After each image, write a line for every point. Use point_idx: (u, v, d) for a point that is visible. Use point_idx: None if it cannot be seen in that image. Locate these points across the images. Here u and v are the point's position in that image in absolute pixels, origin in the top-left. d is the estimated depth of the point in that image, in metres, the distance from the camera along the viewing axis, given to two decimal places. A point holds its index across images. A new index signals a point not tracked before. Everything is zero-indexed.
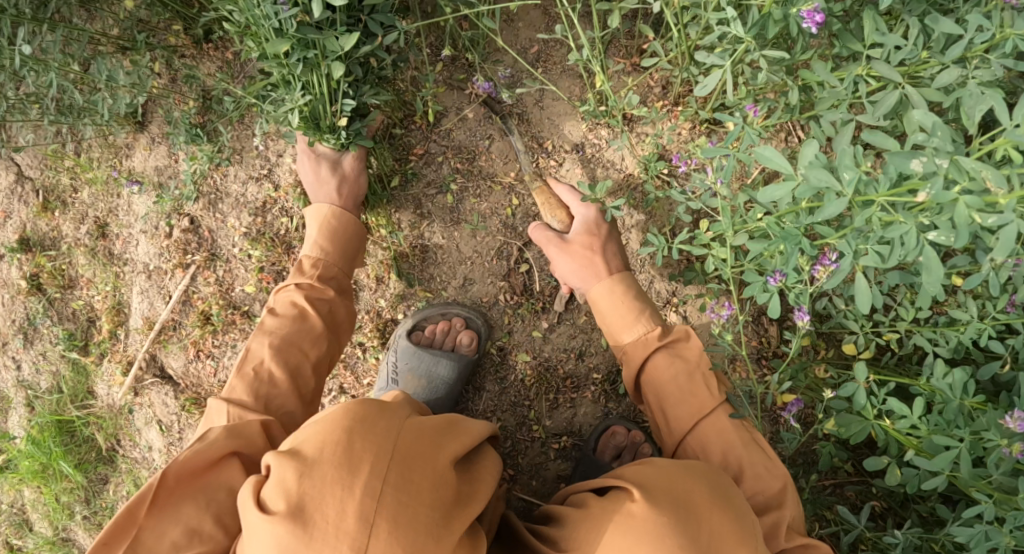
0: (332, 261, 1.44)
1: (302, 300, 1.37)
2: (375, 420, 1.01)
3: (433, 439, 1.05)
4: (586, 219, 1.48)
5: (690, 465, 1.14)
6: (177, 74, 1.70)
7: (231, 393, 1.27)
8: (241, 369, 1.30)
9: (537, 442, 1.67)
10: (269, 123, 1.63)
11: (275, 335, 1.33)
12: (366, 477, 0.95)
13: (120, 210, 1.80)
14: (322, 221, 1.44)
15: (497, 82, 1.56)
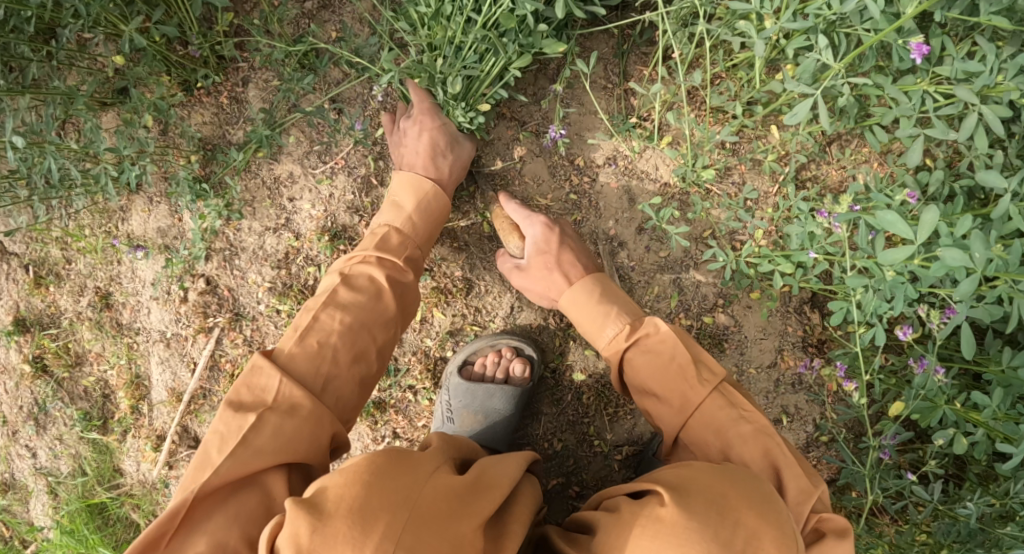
0: (415, 241, 1.37)
1: (383, 278, 1.28)
2: (399, 477, 0.93)
3: (456, 499, 0.97)
4: (537, 240, 1.43)
5: (729, 471, 1.02)
6: (170, 126, 1.56)
7: (287, 360, 1.15)
8: (303, 335, 1.18)
9: (600, 456, 1.66)
10: (286, 171, 1.55)
11: (349, 312, 1.22)
12: (379, 538, 0.87)
13: (123, 277, 1.68)
14: (420, 195, 1.38)
15: (522, 105, 1.54)
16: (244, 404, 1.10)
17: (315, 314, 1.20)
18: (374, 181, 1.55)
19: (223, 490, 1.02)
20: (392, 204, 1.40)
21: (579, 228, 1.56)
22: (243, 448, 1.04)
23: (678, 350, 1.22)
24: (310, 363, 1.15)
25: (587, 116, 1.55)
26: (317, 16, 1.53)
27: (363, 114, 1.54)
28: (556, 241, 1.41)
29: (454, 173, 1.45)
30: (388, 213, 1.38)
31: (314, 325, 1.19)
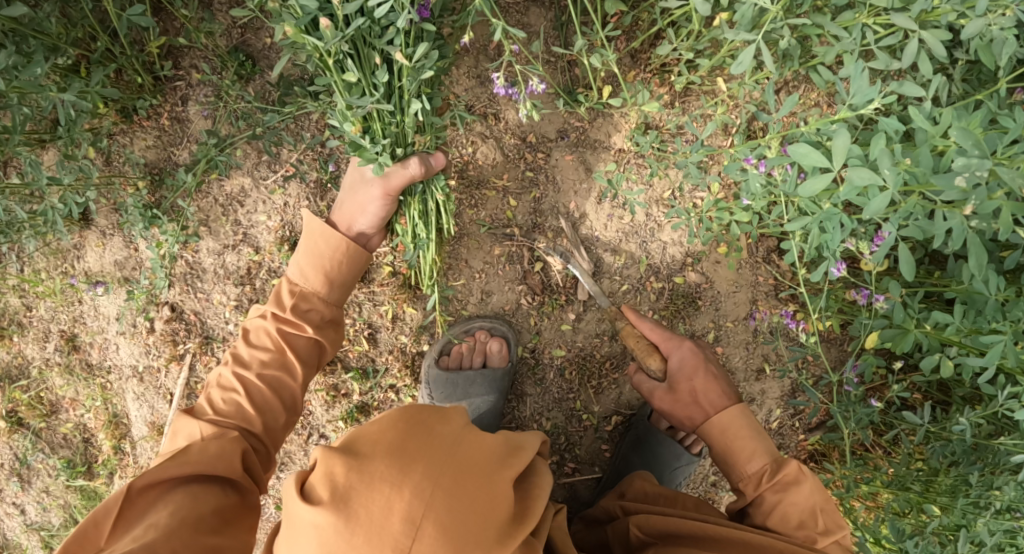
0: (315, 291, 1.37)
1: (277, 333, 1.33)
2: (436, 430, 1.04)
3: (496, 453, 1.06)
4: (684, 357, 1.44)
5: None
6: (113, 156, 1.53)
7: (199, 412, 1.28)
8: (212, 392, 1.30)
9: (591, 429, 1.67)
10: (238, 186, 1.54)
11: (252, 366, 1.31)
12: (417, 480, 0.97)
13: (87, 316, 1.65)
14: (314, 242, 1.39)
15: (467, 90, 1.52)
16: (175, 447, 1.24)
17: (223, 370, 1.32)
18: (328, 184, 1.53)
19: (155, 491, 1.13)
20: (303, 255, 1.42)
21: (539, 206, 1.56)
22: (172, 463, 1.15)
23: (815, 499, 1.28)
24: (218, 416, 1.26)
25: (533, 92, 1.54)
26: (249, 26, 1.50)
27: (307, 119, 1.52)
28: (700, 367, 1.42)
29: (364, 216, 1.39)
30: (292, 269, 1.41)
31: (223, 381, 1.31)
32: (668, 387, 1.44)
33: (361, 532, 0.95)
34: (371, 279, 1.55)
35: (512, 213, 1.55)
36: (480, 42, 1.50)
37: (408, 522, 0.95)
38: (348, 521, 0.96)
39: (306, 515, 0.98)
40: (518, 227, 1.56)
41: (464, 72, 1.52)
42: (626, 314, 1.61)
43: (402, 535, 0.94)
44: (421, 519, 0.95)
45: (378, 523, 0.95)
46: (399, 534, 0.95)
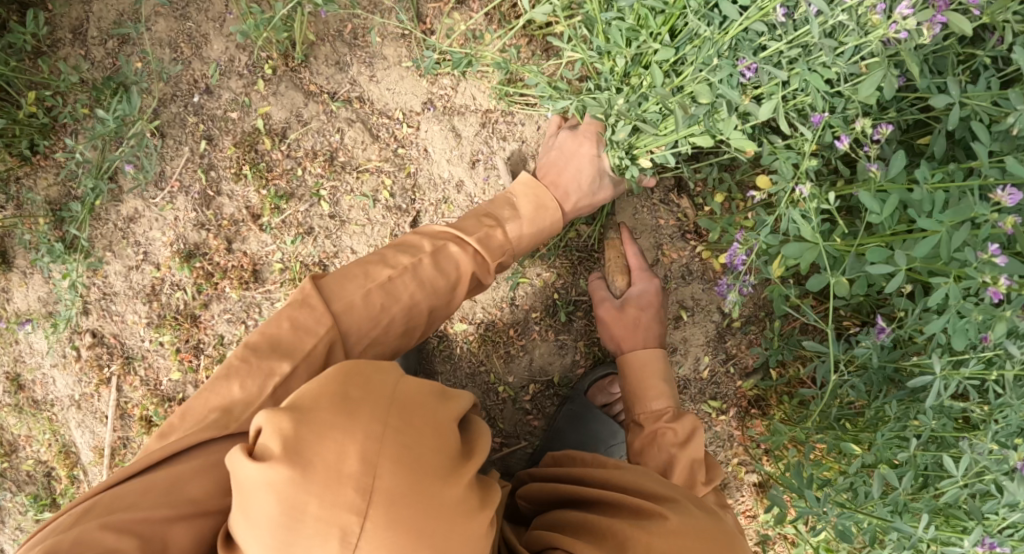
0: (514, 252, 1.36)
1: (467, 269, 1.25)
2: (374, 373, 0.91)
3: (437, 391, 0.94)
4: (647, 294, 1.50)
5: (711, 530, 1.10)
6: (20, 200, 1.62)
7: (348, 305, 1.13)
8: (368, 289, 1.16)
9: (509, 401, 1.64)
10: (133, 209, 1.62)
11: (422, 289, 1.20)
12: (366, 420, 0.85)
13: (24, 354, 1.73)
14: (539, 197, 1.41)
15: (326, 77, 1.55)
16: (282, 343, 1.07)
17: (394, 275, 1.18)
18: (210, 193, 1.59)
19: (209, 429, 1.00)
20: (510, 202, 1.41)
21: (414, 180, 1.56)
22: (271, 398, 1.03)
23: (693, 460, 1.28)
24: (364, 320, 1.14)
25: (390, 68, 1.55)
26: (120, 53, 1.57)
27: (184, 134, 1.58)
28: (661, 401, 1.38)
29: (578, 209, 1.47)
30: (506, 209, 1.39)
31: (391, 286, 1.17)
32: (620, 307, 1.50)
33: (320, 482, 0.82)
34: (265, 279, 1.59)
35: (388, 190, 1.56)
36: (331, 28, 1.53)
37: (366, 462, 0.82)
38: (304, 474, 0.82)
39: (256, 475, 0.82)
40: (398, 205, 1.56)
41: (322, 60, 1.55)
42: (521, 276, 1.60)
43: (361, 476, 0.82)
44: (378, 456, 0.83)
45: (333, 470, 0.82)
46: (357, 478, 0.82)
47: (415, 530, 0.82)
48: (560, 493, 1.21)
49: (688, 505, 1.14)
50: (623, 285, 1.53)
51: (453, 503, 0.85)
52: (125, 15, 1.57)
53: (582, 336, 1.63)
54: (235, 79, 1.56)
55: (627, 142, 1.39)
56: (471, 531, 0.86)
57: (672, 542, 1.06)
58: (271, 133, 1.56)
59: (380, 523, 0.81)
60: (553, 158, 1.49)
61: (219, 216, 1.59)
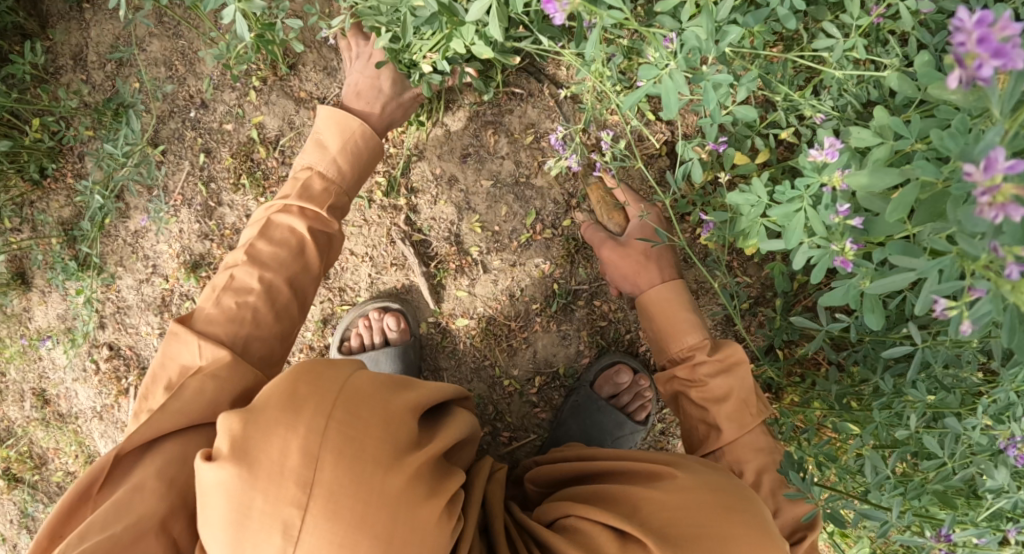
0: (343, 187, 1.34)
1: (302, 227, 1.26)
2: (325, 370, 0.93)
3: (390, 383, 0.95)
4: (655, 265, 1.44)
5: (731, 487, 1.08)
6: (35, 222, 1.68)
7: (207, 324, 1.16)
8: (219, 298, 1.18)
9: (516, 394, 1.65)
10: (138, 223, 1.66)
11: (269, 268, 1.22)
12: (310, 415, 0.87)
13: (48, 370, 1.80)
14: (347, 135, 1.35)
15: (314, 82, 1.58)
16: (173, 378, 1.12)
17: (233, 273, 1.20)
18: (212, 204, 1.62)
19: (137, 450, 1.03)
20: (317, 142, 1.35)
21: (408, 178, 1.58)
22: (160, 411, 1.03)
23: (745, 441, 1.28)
24: (229, 322, 1.16)
25: None
26: (118, 75, 1.62)
27: (182, 148, 1.62)
28: (764, 447, 1.29)
29: (389, 114, 1.43)
30: (315, 154, 1.35)
31: (236, 283, 1.20)
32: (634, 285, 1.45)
33: (265, 477, 0.84)
34: None
35: (381, 190, 1.58)
36: (315, 34, 1.55)
37: (307, 457, 0.85)
38: (249, 472, 0.85)
39: (208, 475, 0.86)
40: (392, 203, 1.59)
41: (310, 67, 1.57)
42: (520, 269, 1.59)
43: (303, 470, 0.84)
44: (318, 450, 0.85)
45: (276, 466, 0.85)
46: (298, 472, 0.84)
47: (356, 521, 0.84)
48: (561, 475, 1.22)
49: (693, 463, 1.15)
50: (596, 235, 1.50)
51: (397, 492, 0.86)
52: (121, 38, 1.62)
53: (585, 326, 1.61)
54: (228, 92, 1.59)
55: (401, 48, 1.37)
56: (417, 517, 0.86)
57: (682, 498, 1.06)
58: (265, 142, 1.59)
59: (320, 517, 0.83)
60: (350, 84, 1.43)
61: (222, 225, 1.63)
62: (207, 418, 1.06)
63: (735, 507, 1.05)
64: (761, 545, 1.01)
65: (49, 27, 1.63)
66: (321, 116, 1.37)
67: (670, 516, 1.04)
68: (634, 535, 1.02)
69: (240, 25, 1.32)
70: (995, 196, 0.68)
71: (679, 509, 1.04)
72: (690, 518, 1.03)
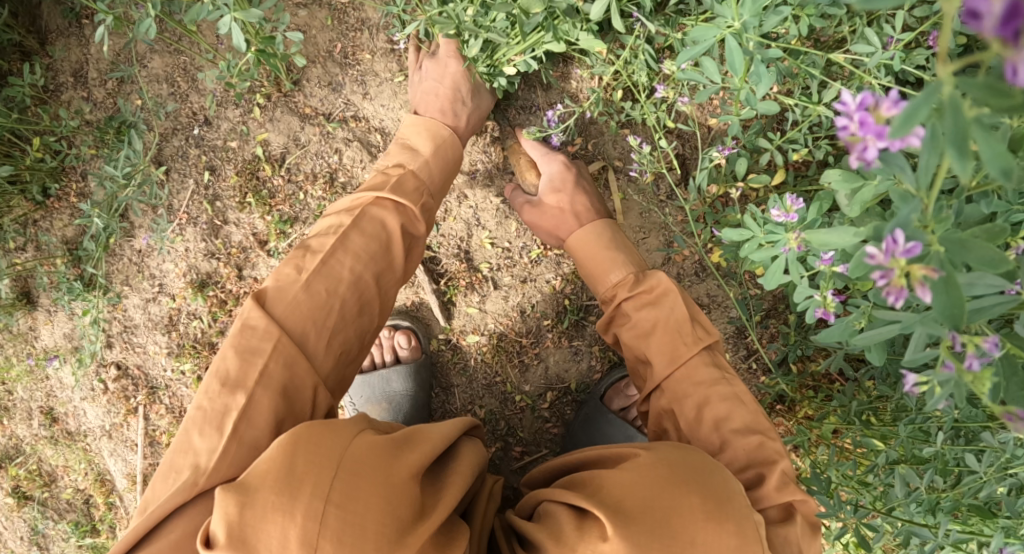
0: (430, 192, 1.32)
1: (394, 225, 1.21)
2: (322, 441, 0.90)
3: (386, 452, 0.93)
4: (552, 174, 1.44)
5: (698, 466, 1.01)
6: (39, 241, 1.66)
7: (290, 312, 1.09)
8: (308, 285, 1.11)
9: (528, 409, 1.63)
10: (144, 242, 1.64)
11: (360, 259, 1.16)
12: (307, 498, 0.83)
13: (56, 388, 1.78)
14: (435, 139, 1.36)
15: (319, 97, 1.55)
16: (237, 373, 1.03)
17: (325, 257, 1.14)
18: (218, 223, 1.61)
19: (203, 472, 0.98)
20: (405, 146, 1.36)
21: None
22: (231, 437, 0.98)
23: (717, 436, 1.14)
24: (316, 314, 1.10)
25: (383, 84, 1.54)
26: (119, 93, 1.60)
27: (187, 166, 1.60)
28: (727, 394, 1.17)
29: (472, 123, 1.43)
30: (404, 155, 1.34)
31: (325, 269, 1.13)
32: (535, 204, 1.44)
33: None
34: None
35: None
36: (320, 50, 1.53)
37: (306, 546, 0.81)
38: None
39: None
40: None
41: (315, 82, 1.55)
42: (532, 285, 1.57)
43: None
44: (318, 536, 0.82)
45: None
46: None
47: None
48: (555, 469, 1.18)
49: (664, 444, 1.08)
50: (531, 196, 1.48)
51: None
52: (121, 55, 1.59)
53: (596, 341, 1.60)
54: (231, 109, 1.57)
55: (485, 54, 1.37)
56: None
57: (637, 476, 1.00)
58: (271, 160, 1.57)
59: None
60: (425, 87, 1.41)
61: (228, 244, 1.61)
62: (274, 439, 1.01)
63: (688, 479, 0.98)
64: (711, 513, 0.94)
65: (49, 44, 1.60)
66: (407, 123, 1.39)
67: (622, 494, 0.98)
68: (590, 511, 0.97)
69: (235, 35, 1.22)
70: (891, 280, 0.64)
71: (633, 486, 0.99)
72: (641, 494, 0.97)
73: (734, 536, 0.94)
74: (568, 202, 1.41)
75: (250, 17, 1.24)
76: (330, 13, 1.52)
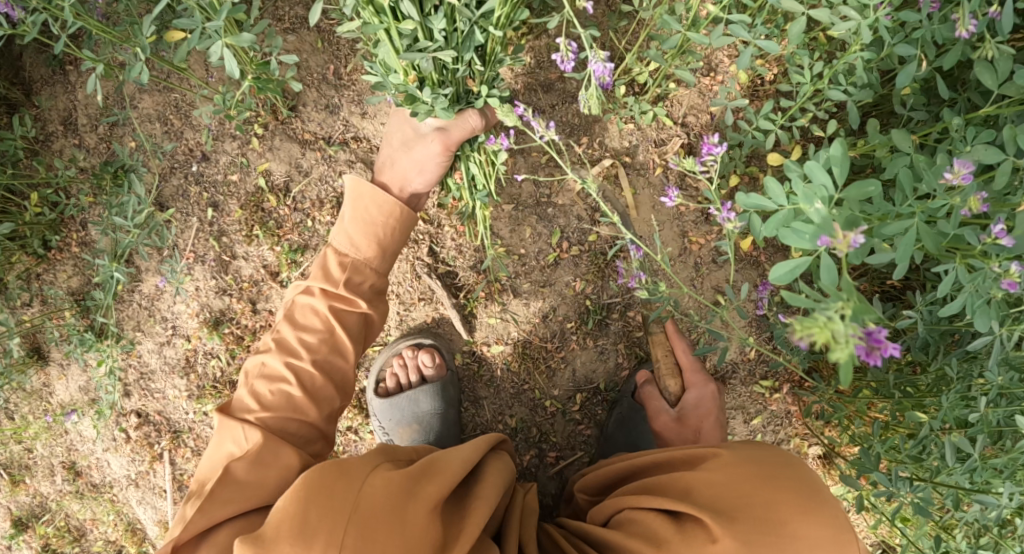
0: (365, 259, 1.27)
1: (325, 310, 1.22)
2: (336, 486, 0.94)
3: (404, 488, 0.97)
4: (701, 395, 1.42)
5: (790, 468, 1.07)
6: (44, 296, 1.62)
7: (241, 411, 1.17)
8: (254, 385, 1.19)
9: (558, 414, 1.61)
10: (154, 287, 1.61)
11: (298, 353, 1.20)
12: (323, 545, 0.88)
13: (76, 442, 1.75)
14: (363, 202, 1.28)
15: (315, 120, 1.52)
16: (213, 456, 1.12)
17: (264, 358, 1.21)
18: (226, 258, 1.58)
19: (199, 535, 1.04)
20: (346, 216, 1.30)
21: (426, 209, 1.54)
22: (208, 501, 1.04)
23: None
24: (265, 408, 1.16)
25: (381, 102, 1.51)
26: (112, 136, 1.56)
27: (188, 205, 1.57)
28: None
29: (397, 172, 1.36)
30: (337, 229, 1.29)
31: (269, 370, 1.20)
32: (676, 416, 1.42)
33: None
34: None
35: None
36: (313, 74, 1.50)
37: None
38: None
39: None
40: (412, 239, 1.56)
41: (311, 106, 1.51)
42: (551, 288, 1.55)
43: None
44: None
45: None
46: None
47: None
48: (603, 478, 1.27)
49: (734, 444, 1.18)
50: (677, 389, 1.46)
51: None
52: (110, 97, 1.55)
53: (621, 338, 1.58)
54: (229, 141, 1.54)
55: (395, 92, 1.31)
56: None
57: (725, 472, 1.08)
58: (274, 190, 1.54)
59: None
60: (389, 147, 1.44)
61: (239, 278, 1.58)
62: (253, 504, 1.06)
63: (779, 476, 1.06)
64: (806, 508, 1.01)
65: (35, 94, 1.56)
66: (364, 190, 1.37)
67: (716, 493, 1.05)
68: (689, 514, 1.04)
69: (230, 63, 1.16)
70: None
71: (726, 487, 1.05)
72: (736, 490, 1.04)
73: (832, 535, 0.99)
74: (701, 427, 1.38)
75: (243, 43, 1.18)
76: (319, 35, 1.50)
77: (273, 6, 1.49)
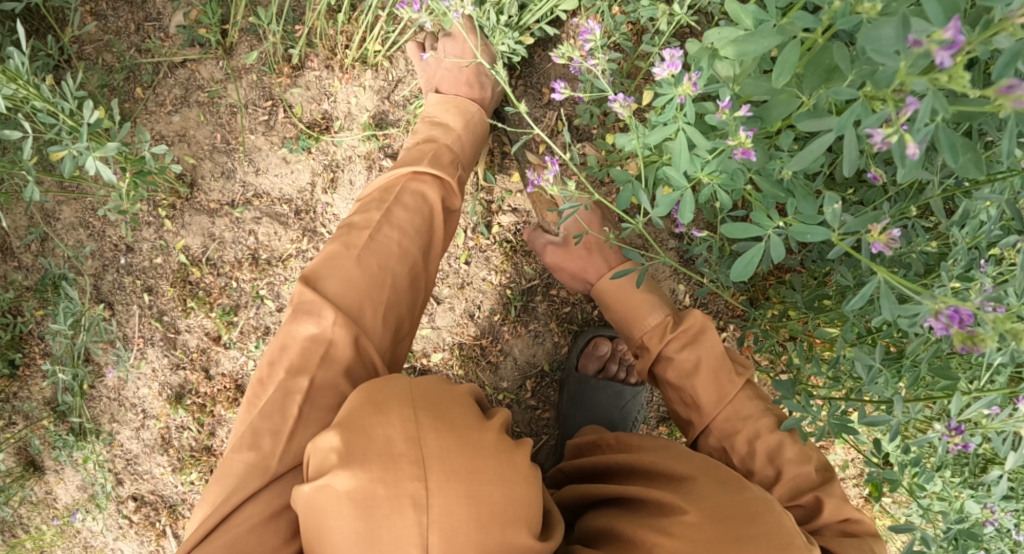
0: (462, 162, 1.36)
1: (432, 198, 1.26)
2: (386, 377, 1.01)
3: (442, 377, 1.04)
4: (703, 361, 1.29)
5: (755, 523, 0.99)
6: (23, 412, 1.73)
7: (349, 286, 1.12)
8: (361, 260, 1.15)
9: (515, 404, 1.65)
10: (117, 378, 1.72)
11: (407, 234, 1.20)
12: (398, 407, 0.93)
13: (90, 538, 1.81)
14: (459, 111, 1.40)
15: (216, 188, 1.61)
16: (293, 365, 1.07)
17: (373, 233, 1.17)
18: (172, 335, 1.68)
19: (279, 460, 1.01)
20: (434, 123, 1.39)
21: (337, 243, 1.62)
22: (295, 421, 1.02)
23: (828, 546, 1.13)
24: (372, 285, 1.14)
25: (269, 155, 1.60)
26: (44, 251, 1.68)
27: (126, 295, 1.67)
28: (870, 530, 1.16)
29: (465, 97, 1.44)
30: (434, 129, 1.37)
31: (374, 244, 1.17)
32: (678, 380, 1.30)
33: (379, 466, 0.89)
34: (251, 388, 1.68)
35: None
36: (203, 147, 1.60)
37: (411, 438, 0.91)
38: (366, 468, 0.89)
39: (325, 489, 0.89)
40: None
41: (209, 177, 1.61)
42: (470, 286, 1.62)
43: (411, 449, 0.90)
44: (419, 431, 0.91)
45: (385, 455, 0.90)
46: (409, 453, 0.90)
47: (471, 492, 0.89)
48: (583, 467, 1.23)
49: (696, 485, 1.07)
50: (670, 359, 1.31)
51: (494, 444, 0.94)
52: (33, 217, 1.67)
53: (550, 318, 1.63)
54: (145, 228, 1.64)
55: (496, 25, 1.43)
56: (513, 460, 0.93)
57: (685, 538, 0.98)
58: (196, 262, 1.64)
59: (440, 480, 0.89)
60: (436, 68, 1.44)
61: (188, 350, 1.68)
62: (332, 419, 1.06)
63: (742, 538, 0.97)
64: None
65: None
66: (431, 103, 1.42)
67: None
68: None
69: (105, 171, 1.28)
70: None
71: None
72: None
73: None
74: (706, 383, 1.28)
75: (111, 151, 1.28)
76: (200, 109, 1.60)
77: (153, 94, 1.59)
